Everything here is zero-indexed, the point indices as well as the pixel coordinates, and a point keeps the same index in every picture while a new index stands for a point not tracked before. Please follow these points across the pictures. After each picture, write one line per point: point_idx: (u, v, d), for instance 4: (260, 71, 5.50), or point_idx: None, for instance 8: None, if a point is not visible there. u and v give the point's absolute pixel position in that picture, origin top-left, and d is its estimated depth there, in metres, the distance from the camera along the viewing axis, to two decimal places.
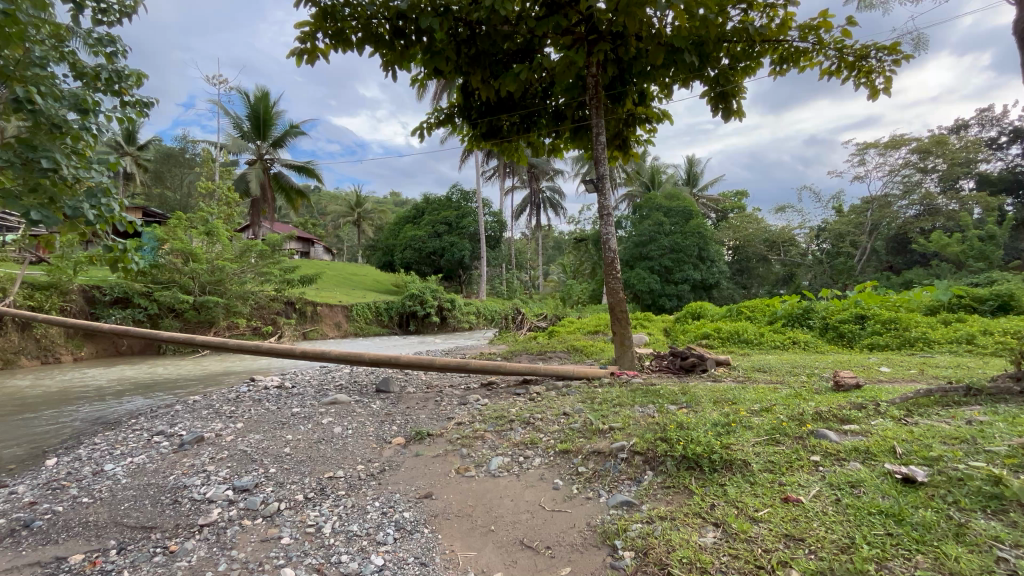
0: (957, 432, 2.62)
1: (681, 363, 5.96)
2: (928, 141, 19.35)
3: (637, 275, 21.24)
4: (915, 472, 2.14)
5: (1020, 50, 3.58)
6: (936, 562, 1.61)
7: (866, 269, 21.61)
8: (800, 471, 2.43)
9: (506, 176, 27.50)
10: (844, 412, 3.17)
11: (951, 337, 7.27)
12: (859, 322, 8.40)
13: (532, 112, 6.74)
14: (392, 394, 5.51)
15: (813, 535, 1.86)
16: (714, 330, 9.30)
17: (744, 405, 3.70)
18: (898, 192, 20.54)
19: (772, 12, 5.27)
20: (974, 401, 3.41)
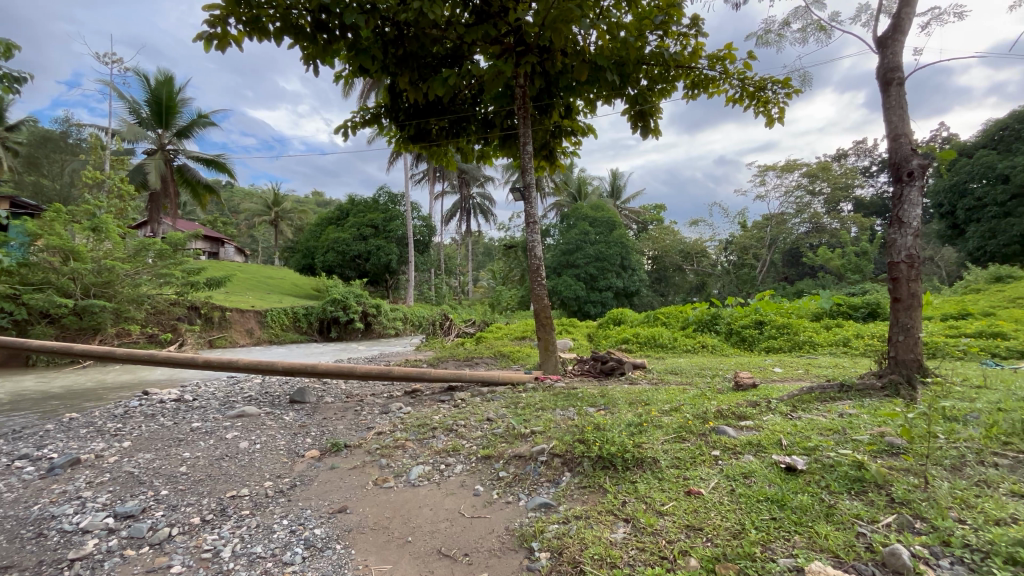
0: (831, 424, 2.96)
1: (601, 367, 6.22)
2: (815, 166, 21.84)
3: (564, 282, 21.83)
4: (796, 461, 2.39)
5: (883, 91, 4.15)
6: (810, 541, 1.80)
7: (766, 279, 23.93)
8: (702, 466, 2.62)
9: (436, 180, 27.21)
10: (741, 410, 3.48)
11: (832, 340, 8.23)
12: (758, 327, 9.26)
13: (461, 118, 6.74)
14: (308, 404, 5.21)
15: (710, 524, 2.02)
16: (633, 335, 9.81)
17: (655, 405, 3.94)
18: (791, 211, 22.90)
19: (685, 40, 5.72)
20: (846, 397, 3.89)
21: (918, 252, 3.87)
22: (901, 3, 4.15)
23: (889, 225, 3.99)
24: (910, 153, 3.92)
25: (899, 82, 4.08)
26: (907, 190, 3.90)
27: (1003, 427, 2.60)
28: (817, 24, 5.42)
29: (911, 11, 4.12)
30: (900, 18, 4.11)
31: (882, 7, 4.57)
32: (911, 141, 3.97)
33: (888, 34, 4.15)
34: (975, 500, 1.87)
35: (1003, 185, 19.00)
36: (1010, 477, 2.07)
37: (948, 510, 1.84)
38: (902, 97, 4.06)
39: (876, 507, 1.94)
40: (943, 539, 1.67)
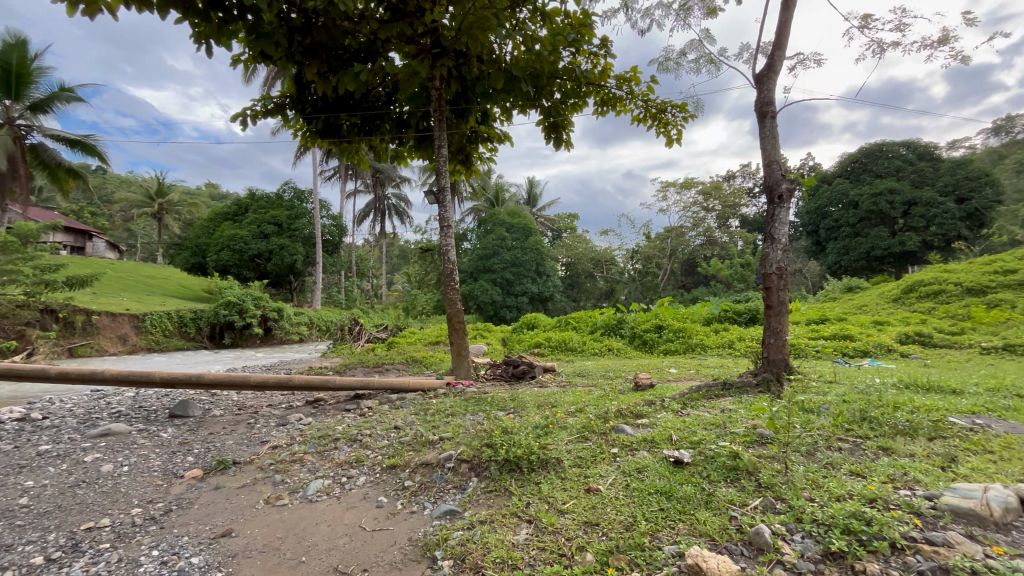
0: (714, 419, 3.27)
1: (512, 371, 6.32)
2: (708, 185, 24.11)
3: (481, 286, 21.91)
4: (683, 455, 2.61)
5: (762, 123, 4.68)
6: (692, 527, 1.97)
7: (667, 286, 25.90)
8: (602, 463, 2.76)
9: (348, 178, 26.00)
10: (638, 409, 3.73)
11: (720, 342, 9.11)
12: (658, 331, 9.97)
13: (375, 115, 6.51)
14: (191, 419, 4.70)
15: (606, 519, 2.13)
16: (545, 339, 10.10)
17: (562, 407, 4.08)
18: (689, 225, 25.03)
19: (595, 59, 6.04)
20: (728, 393, 4.31)
21: (786, 264, 4.42)
22: (775, 46, 4.73)
23: (763, 241, 4.51)
24: (780, 178, 4.47)
25: (773, 115, 4.64)
26: (778, 210, 4.44)
27: (847, 416, 3.04)
28: (708, 58, 6.00)
29: (782, 55, 4.71)
30: (773, 60, 4.68)
31: (760, 48, 5.18)
32: (782, 168, 4.52)
33: (764, 72, 4.71)
34: (822, 480, 2.17)
35: (854, 210, 22.36)
36: (850, 459, 2.43)
37: (803, 490, 2.11)
38: (774, 128, 4.62)
39: (747, 492, 2.17)
40: (797, 516, 1.91)
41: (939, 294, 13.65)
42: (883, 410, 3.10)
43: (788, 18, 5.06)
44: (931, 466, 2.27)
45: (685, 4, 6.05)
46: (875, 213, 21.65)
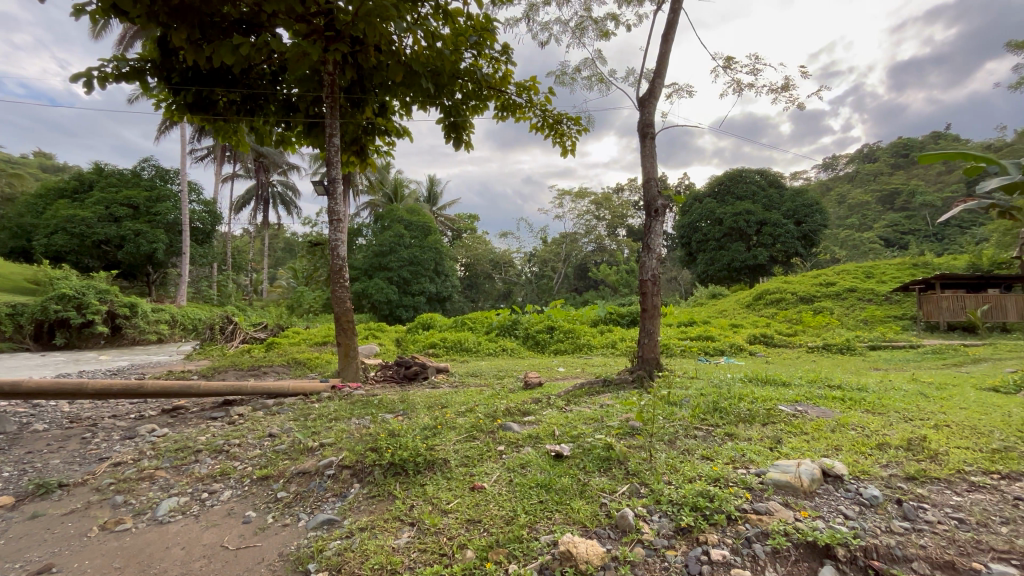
0: (593, 414, 3.51)
1: (404, 372, 6.17)
2: (600, 197, 25.87)
3: (376, 285, 21.06)
4: (563, 449, 2.76)
5: (644, 142, 5.12)
6: (566, 516, 2.09)
7: (561, 289, 27.14)
8: (488, 461, 2.82)
9: (225, 160, 23.38)
10: (525, 407, 3.87)
11: (604, 342, 9.79)
12: (549, 332, 10.42)
13: (257, 94, 5.95)
14: (2, 436, 3.87)
15: (487, 515, 2.18)
16: (441, 340, 10.00)
17: (452, 407, 4.08)
18: (582, 232, 26.59)
19: (496, 64, 6.14)
20: (607, 390, 4.63)
21: (659, 272, 4.91)
22: (655, 74, 5.22)
23: (641, 250, 4.95)
24: (657, 194, 4.94)
25: (653, 136, 5.11)
26: (654, 223, 4.92)
27: (703, 408, 3.46)
28: (599, 77, 6.43)
29: (661, 83, 5.21)
30: (654, 86, 5.16)
31: (644, 74, 5.68)
32: (658, 185, 5.01)
33: (646, 96, 5.17)
34: (679, 465, 2.44)
35: (719, 226, 25.44)
36: (702, 445, 2.77)
37: (663, 475, 2.35)
38: (653, 148, 5.09)
39: (617, 480, 2.37)
40: (656, 499, 2.12)
41: (780, 302, 16.07)
42: (731, 401, 3.58)
43: (667, 50, 5.62)
44: (762, 447, 2.68)
45: (580, 23, 6.42)
46: (735, 230, 24.86)
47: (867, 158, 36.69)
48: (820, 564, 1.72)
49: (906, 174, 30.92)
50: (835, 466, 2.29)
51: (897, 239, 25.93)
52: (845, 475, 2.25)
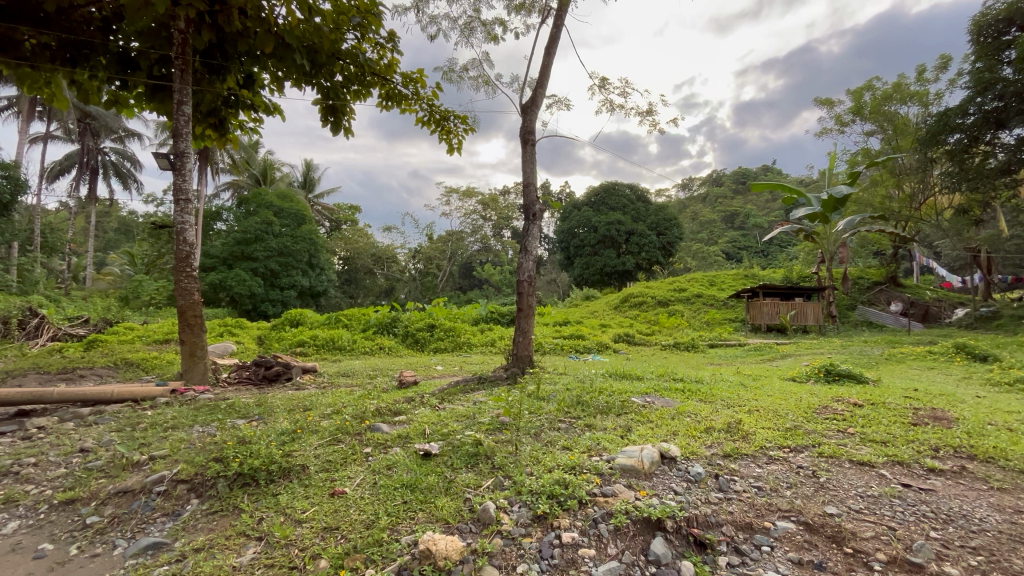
0: (465, 411, 3.56)
1: (263, 373, 5.62)
2: (486, 197, 26.28)
3: (237, 276, 18.82)
4: (432, 447, 2.75)
5: (525, 149, 5.31)
6: (429, 514, 2.09)
7: (445, 287, 26.98)
8: (351, 464, 2.68)
9: (35, 116, 18.99)
10: (397, 406, 3.77)
11: (484, 340, 9.97)
12: (430, 330, 10.29)
13: (82, 43, 4.94)
14: None
15: (345, 521, 2.08)
16: (311, 338, 9.30)
17: (316, 410, 3.82)
18: (468, 231, 26.80)
19: (381, 51, 5.87)
20: (482, 387, 4.71)
21: (535, 273, 5.15)
22: (537, 85, 5.45)
23: (519, 252, 5.14)
24: (535, 199, 5.19)
25: (533, 143, 5.33)
26: (532, 226, 5.15)
27: (568, 401, 3.71)
28: (485, 79, 6.53)
29: (543, 93, 5.46)
30: (536, 95, 5.39)
31: (527, 83, 5.87)
32: (536, 190, 5.24)
33: (528, 103, 5.37)
34: (542, 456, 2.58)
35: (594, 233, 27.45)
36: (563, 436, 2.96)
37: (525, 467, 2.46)
38: (533, 155, 5.31)
39: (482, 475, 2.43)
40: (517, 490, 2.22)
41: (641, 305, 17.89)
42: (592, 395, 3.89)
43: (549, 62, 5.90)
44: (614, 436, 2.95)
45: (468, 23, 6.44)
46: (608, 237, 27.05)
47: (714, 182, 42.61)
48: (653, 535, 1.94)
49: (742, 199, 36.55)
50: (670, 449, 2.61)
51: (734, 253, 30.51)
52: (677, 456, 2.57)
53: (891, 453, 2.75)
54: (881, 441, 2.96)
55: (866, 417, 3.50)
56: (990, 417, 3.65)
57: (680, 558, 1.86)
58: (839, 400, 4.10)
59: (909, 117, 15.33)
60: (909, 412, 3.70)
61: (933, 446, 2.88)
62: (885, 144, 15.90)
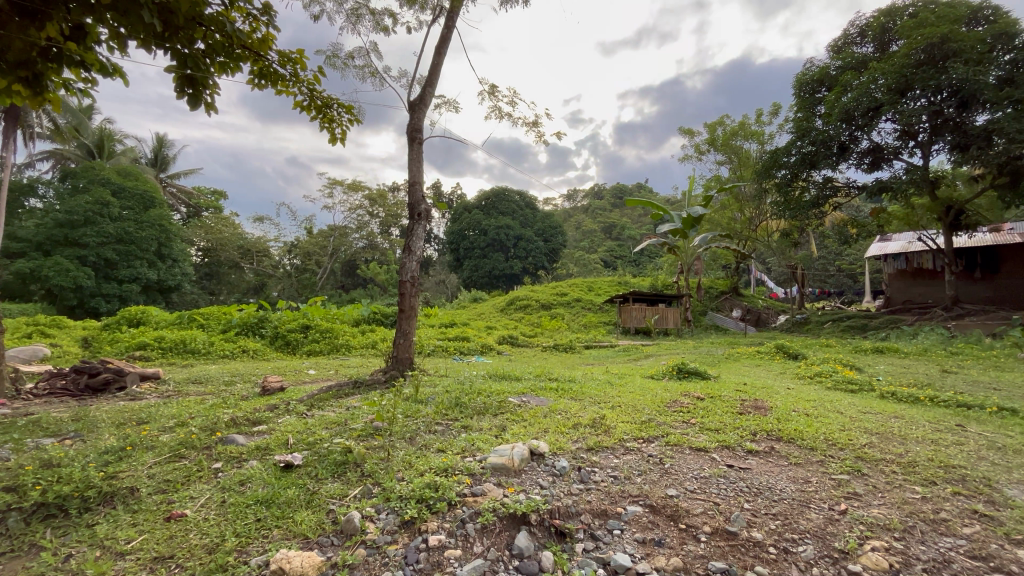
0: (336, 418, 3.36)
1: (87, 383, 4.73)
2: (374, 192, 25.10)
3: (55, 264, 15.52)
4: (294, 458, 2.55)
5: (413, 147, 5.20)
6: (286, 530, 1.95)
7: (325, 286, 25.19)
8: (196, 483, 2.38)
9: None
10: (257, 415, 3.44)
11: (364, 342, 9.50)
12: (304, 331, 9.51)
13: None
14: None
15: (183, 547, 1.84)
16: (154, 340, 8.04)
17: (154, 423, 3.31)
18: (353, 227, 25.38)
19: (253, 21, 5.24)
20: (358, 392, 4.50)
21: (418, 273, 5.08)
22: (427, 83, 5.36)
23: (402, 251, 5.03)
24: (421, 199, 5.11)
25: (420, 142, 5.25)
26: (417, 226, 5.07)
27: (446, 403, 3.70)
28: (372, 71, 6.27)
29: (432, 92, 5.40)
30: (424, 94, 5.31)
31: (416, 80, 5.76)
32: (422, 189, 5.16)
33: (416, 101, 5.27)
34: (414, 461, 2.55)
35: (483, 236, 27.85)
36: (438, 438, 2.95)
37: (396, 472, 2.41)
38: (420, 154, 5.22)
39: (350, 484, 2.32)
40: (386, 496, 2.17)
41: (526, 308, 18.56)
42: (470, 396, 3.93)
43: (439, 62, 5.87)
44: (489, 436, 3.02)
45: (355, 9, 6.14)
46: (497, 241, 27.62)
47: (596, 196, 45.94)
48: (517, 530, 2.02)
49: (619, 212, 39.92)
50: (538, 446, 2.74)
51: (611, 262, 33.11)
52: (544, 452, 2.72)
53: (720, 439, 3.20)
54: (714, 429, 3.43)
55: (705, 408, 4.05)
56: (795, 405, 4.45)
57: (542, 549, 1.96)
58: (686, 394, 4.66)
59: (750, 152, 18.03)
60: (738, 403, 4.36)
61: (752, 431, 3.43)
62: (731, 173, 18.50)
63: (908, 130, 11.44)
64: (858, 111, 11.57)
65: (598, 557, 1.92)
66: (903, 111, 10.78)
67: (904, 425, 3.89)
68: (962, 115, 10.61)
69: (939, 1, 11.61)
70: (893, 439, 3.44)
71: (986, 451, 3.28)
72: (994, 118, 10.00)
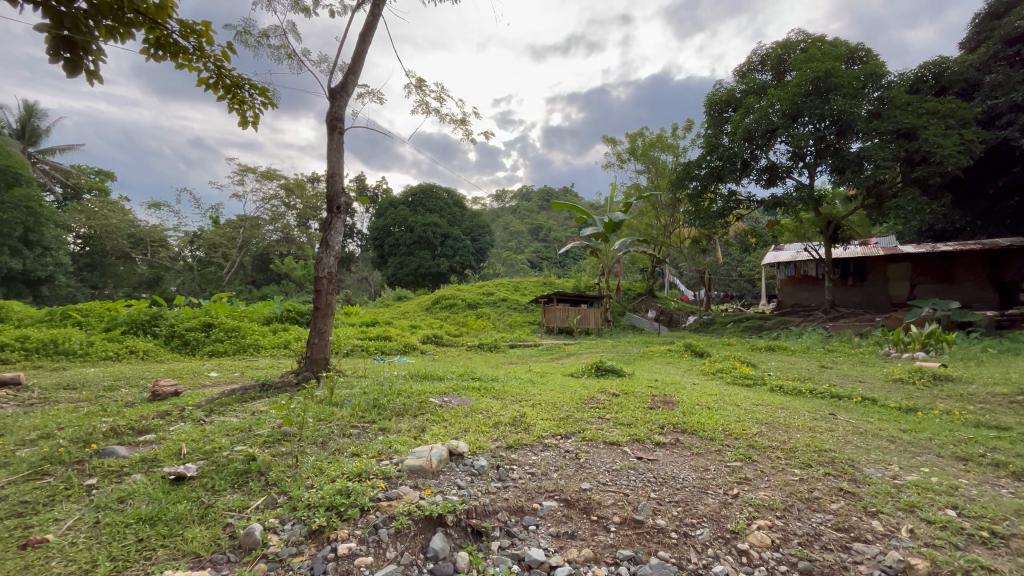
0: (239, 423, 3.11)
1: None
2: (292, 182, 23.53)
3: None
4: (187, 469, 2.31)
5: (333, 137, 4.95)
6: (173, 550, 1.77)
7: (232, 281, 23.22)
8: (62, 503, 2.08)
9: None
10: (143, 423, 3.08)
11: (275, 342, 8.89)
12: (205, 330, 8.70)
13: None
14: None
15: None
16: (16, 340, 6.93)
17: (10, 436, 2.84)
18: (266, 217, 23.67)
19: None
20: (265, 395, 4.20)
21: (335, 270, 4.84)
22: (349, 71, 5.12)
23: (319, 246, 4.77)
24: (341, 191, 4.89)
25: (341, 131, 5.00)
26: (335, 219, 4.84)
27: (363, 405, 3.56)
28: (289, 52, 5.88)
29: (355, 81, 5.17)
30: (347, 82, 5.07)
31: (338, 66, 5.49)
32: (342, 181, 4.93)
33: (337, 89, 5.02)
34: (325, 467, 2.42)
35: (409, 233, 27.21)
36: (353, 442, 2.83)
37: (305, 480, 2.27)
38: (340, 144, 4.98)
39: (251, 494, 2.15)
40: (293, 506, 2.05)
41: (451, 307, 18.41)
42: (389, 397, 3.82)
43: (363, 50, 5.64)
44: (408, 438, 2.94)
45: None
46: (423, 239, 27.13)
47: (524, 197, 46.73)
48: (433, 532, 1.99)
49: (545, 215, 40.95)
50: (458, 447, 2.73)
51: (537, 262, 33.82)
52: (464, 453, 2.71)
53: (632, 433, 3.38)
54: (626, 423, 3.62)
55: (619, 405, 4.25)
56: (699, 399, 4.81)
57: (457, 549, 1.95)
58: (602, 391, 4.87)
59: (665, 163, 19.24)
60: (649, 399, 4.63)
61: (660, 425, 3.65)
62: (649, 182, 19.64)
63: (798, 152, 12.84)
64: (758, 132, 12.79)
65: (514, 553, 1.94)
66: (795, 135, 12.06)
67: (788, 415, 4.36)
68: (840, 142, 12.08)
69: (824, 40, 13.16)
70: (779, 427, 3.84)
71: (852, 435, 3.78)
72: (865, 146, 11.51)
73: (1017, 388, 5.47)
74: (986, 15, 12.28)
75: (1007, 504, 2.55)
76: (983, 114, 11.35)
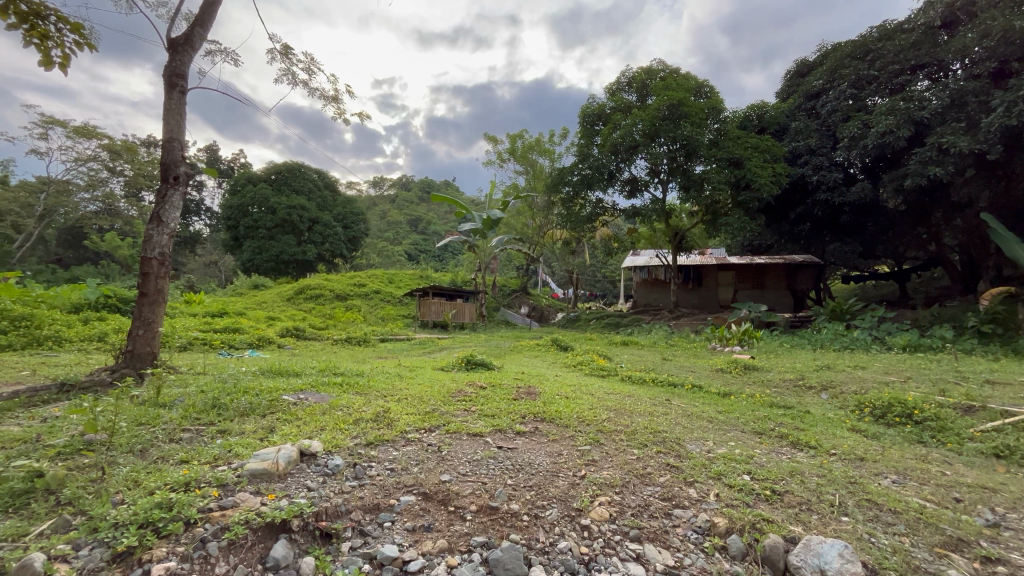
0: (22, 433, 2.52)
1: None
2: (119, 144, 19.56)
3: None
4: None
5: (171, 94, 4.25)
6: None
7: (27, 259, 18.68)
8: None
9: None
10: None
11: (86, 335, 7.39)
12: None
13: None
14: None
15: None
16: None
17: None
18: (80, 183, 19.28)
19: None
20: (65, 398, 3.47)
21: (170, 250, 4.18)
22: (196, 22, 4.43)
23: (148, 221, 4.08)
24: (180, 160, 4.22)
25: (183, 90, 4.32)
26: (171, 192, 4.16)
27: (199, 406, 3.13)
28: None
29: (203, 34, 4.49)
30: (192, 34, 4.39)
31: (180, 13, 4.71)
32: (182, 148, 4.25)
33: (180, 40, 4.32)
34: (143, 478, 2.08)
35: (271, 215, 24.61)
36: (183, 448, 2.47)
37: (113, 495, 1.93)
38: (181, 104, 4.30)
39: (33, 519, 1.75)
40: (92, 527, 1.72)
41: (318, 298, 17.14)
42: (232, 396, 3.40)
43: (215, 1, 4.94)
44: (252, 440, 2.66)
45: None
46: (287, 222, 24.78)
47: (403, 186, 45.36)
48: (275, 540, 1.84)
49: (424, 207, 40.28)
50: (310, 446, 2.56)
51: (415, 255, 33.11)
52: (317, 452, 2.55)
53: (495, 423, 3.50)
54: (490, 415, 3.73)
55: (485, 397, 4.37)
56: (559, 389, 5.16)
57: (302, 555, 1.83)
58: (470, 384, 4.95)
59: (542, 167, 20.16)
60: (513, 390, 4.84)
61: (521, 415, 3.84)
62: (526, 183, 20.42)
63: (654, 169, 14.45)
64: (623, 146, 14.10)
65: (365, 553, 1.88)
66: (652, 153, 13.54)
67: (633, 402, 4.90)
68: (687, 163, 13.88)
69: (679, 73, 15.00)
70: (624, 413, 4.30)
71: (681, 418, 4.38)
72: (706, 169, 13.39)
73: (799, 374, 6.87)
74: (795, 72, 15.11)
75: (785, 467, 3.19)
76: (789, 153, 13.95)
